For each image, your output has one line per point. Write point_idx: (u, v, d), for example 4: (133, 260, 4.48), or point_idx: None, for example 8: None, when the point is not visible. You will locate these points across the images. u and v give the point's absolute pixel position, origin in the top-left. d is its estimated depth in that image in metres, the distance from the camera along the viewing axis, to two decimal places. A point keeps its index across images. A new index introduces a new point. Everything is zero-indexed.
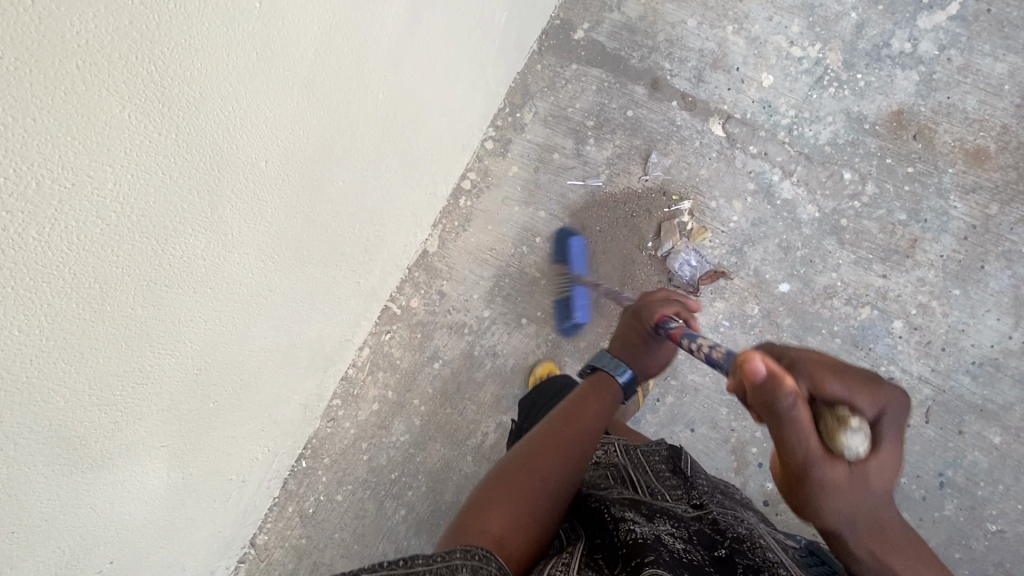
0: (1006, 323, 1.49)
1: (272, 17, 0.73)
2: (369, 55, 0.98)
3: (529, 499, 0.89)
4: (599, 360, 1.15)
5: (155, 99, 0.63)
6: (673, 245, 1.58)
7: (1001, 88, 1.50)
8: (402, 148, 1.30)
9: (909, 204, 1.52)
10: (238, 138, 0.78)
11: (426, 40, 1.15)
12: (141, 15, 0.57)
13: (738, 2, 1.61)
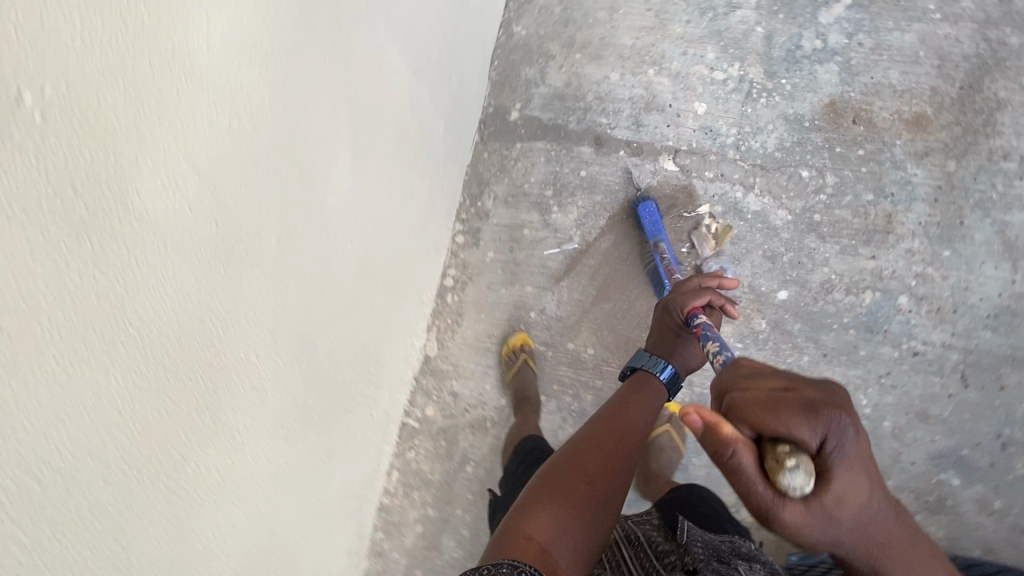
0: (1005, 270, 1.50)
1: (233, 228, 0.75)
2: (329, 215, 1.00)
3: (575, 500, 0.85)
4: (638, 361, 1.17)
5: (138, 352, 0.63)
6: (711, 251, 1.59)
7: (917, 56, 1.56)
8: (380, 277, 1.31)
9: (872, 184, 1.56)
10: (225, 347, 0.78)
11: (377, 176, 1.18)
12: (109, 287, 0.58)
13: (650, 45, 1.68)
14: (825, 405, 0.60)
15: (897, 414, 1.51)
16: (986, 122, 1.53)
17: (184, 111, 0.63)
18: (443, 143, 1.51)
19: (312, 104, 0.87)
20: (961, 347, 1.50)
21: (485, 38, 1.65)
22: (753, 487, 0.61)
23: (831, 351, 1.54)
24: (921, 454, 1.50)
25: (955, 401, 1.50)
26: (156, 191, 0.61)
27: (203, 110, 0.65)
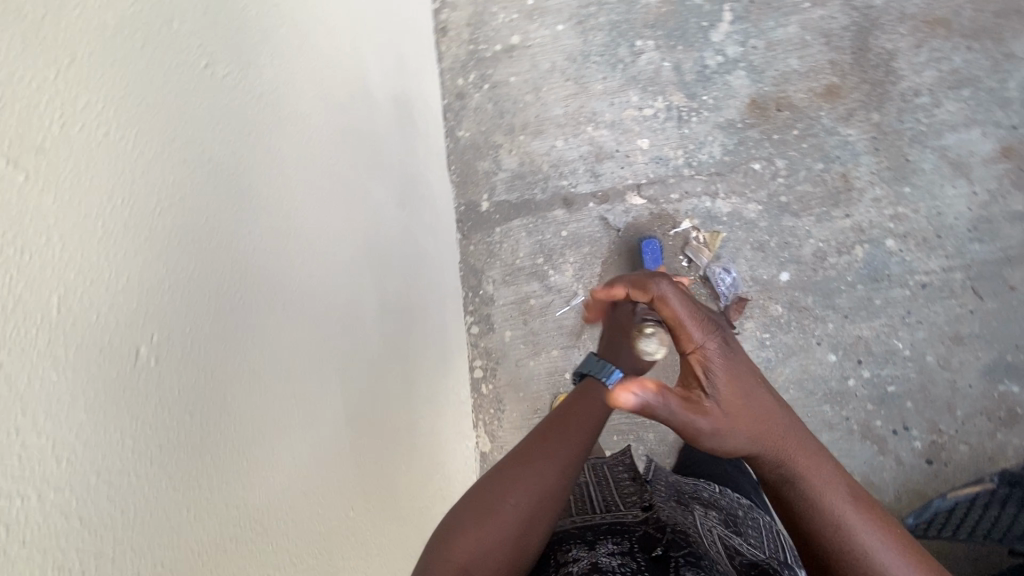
0: (963, 186, 1.63)
1: (298, 384, 0.80)
2: (371, 350, 1.07)
3: (484, 530, 0.77)
4: (585, 364, 0.99)
5: (250, 525, 0.65)
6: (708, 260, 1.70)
7: (805, 40, 1.76)
8: (424, 393, 1.37)
9: (817, 154, 1.70)
10: (318, 501, 0.80)
11: (396, 302, 1.27)
12: (219, 469, 0.62)
13: (580, 106, 1.86)
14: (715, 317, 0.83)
15: (934, 346, 1.57)
16: (888, 72, 1.71)
17: (244, 315, 0.70)
18: (433, 251, 1.61)
19: (327, 255, 0.96)
20: (961, 265, 1.59)
21: (437, 150, 1.81)
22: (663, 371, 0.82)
23: (849, 311, 1.62)
24: (973, 375, 1.55)
25: (979, 315, 1.57)
26: (237, 369, 0.67)
27: (257, 306, 0.73)
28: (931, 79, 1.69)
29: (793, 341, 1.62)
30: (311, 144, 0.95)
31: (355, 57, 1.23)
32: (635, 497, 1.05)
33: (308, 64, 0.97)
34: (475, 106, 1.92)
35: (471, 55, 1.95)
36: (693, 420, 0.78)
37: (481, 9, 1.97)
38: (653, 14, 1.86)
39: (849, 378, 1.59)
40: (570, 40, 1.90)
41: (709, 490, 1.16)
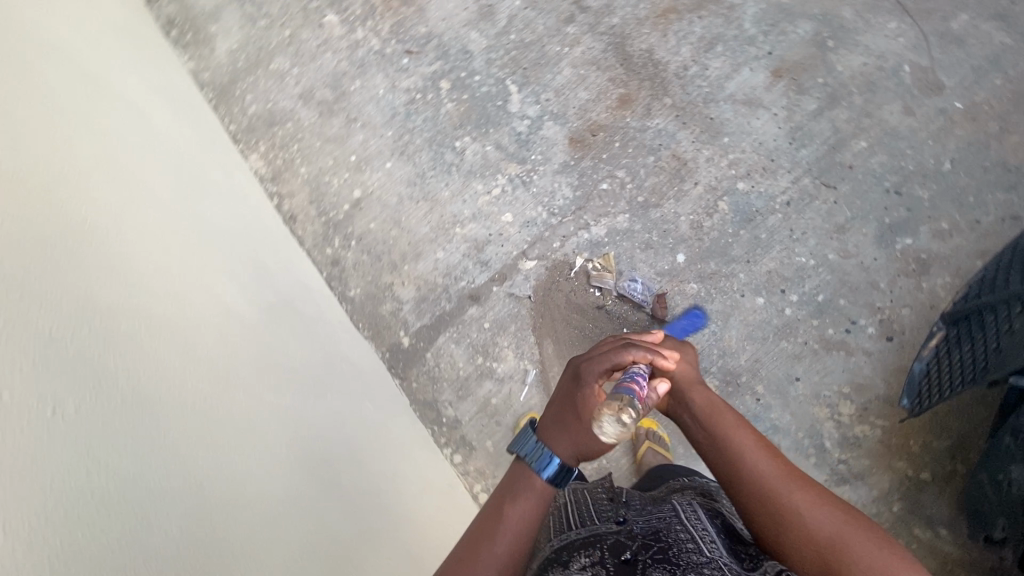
0: (764, 113, 1.85)
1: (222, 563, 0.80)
2: (314, 523, 1.05)
3: None
4: (522, 442, 1.00)
5: None
6: (615, 278, 1.80)
7: (581, 74, 2.02)
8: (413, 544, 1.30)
9: (645, 151, 1.90)
10: None
11: (338, 467, 1.26)
12: None
13: (440, 216, 1.99)
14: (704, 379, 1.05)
15: (829, 245, 1.71)
16: (655, 65, 1.97)
17: (212, 554, 0.80)
18: (371, 408, 1.60)
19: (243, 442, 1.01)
20: (804, 172, 1.78)
21: (337, 318, 1.86)
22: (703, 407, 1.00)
23: (748, 255, 1.74)
24: (872, 250, 1.68)
25: (843, 201, 1.74)
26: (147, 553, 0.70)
27: (165, 491, 0.78)
28: (690, 53, 1.95)
29: (722, 305, 1.71)
30: (184, 356, 1.02)
31: (210, 291, 1.28)
32: (610, 510, 1.10)
33: (171, 326, 1.05)
34: (352, 263, 2.01)
35: (326, 225, 2.06)
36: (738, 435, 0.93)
37: (316, 185, 2.11)
38: (456, 116, 2.08)
39: (785, 307, 1.67)
40: (403, 170, 2.06)
41: (681, 481, 1.27)
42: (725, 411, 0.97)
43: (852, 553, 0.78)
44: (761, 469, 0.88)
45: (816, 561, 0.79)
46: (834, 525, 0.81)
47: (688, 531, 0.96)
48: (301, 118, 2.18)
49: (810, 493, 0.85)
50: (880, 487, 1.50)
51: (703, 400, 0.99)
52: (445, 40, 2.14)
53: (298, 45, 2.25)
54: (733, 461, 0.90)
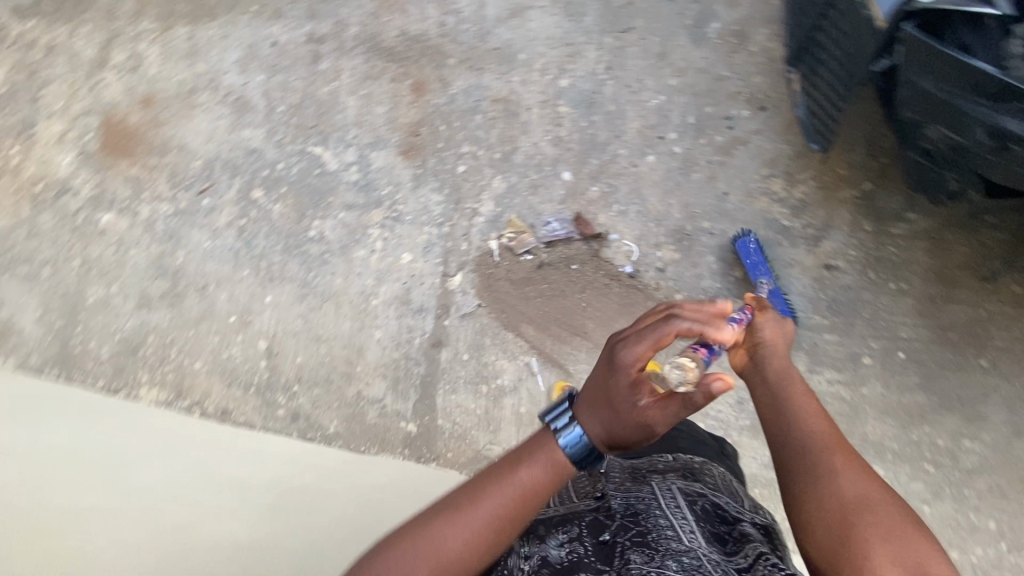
0: (532, 13, 1.87)
1: None
2: None
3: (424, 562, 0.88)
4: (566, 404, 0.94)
5: None
6: (533, 231, 1.78)
7: (363, 94, 1.96)
8: None
9: (468, 114, 1.88)
10: None
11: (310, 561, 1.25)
12: None
13: (349, 302, 1.88)
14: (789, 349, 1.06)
15: (664, 74, 1.76)
16: (416, 42, 1.95)
17: None
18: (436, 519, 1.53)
19: None
20: (599, 33, 1.82)
21: (313, 453, 1.73)
22: (779, 373, 1.01)
23: (613, 132, 1.77)
24: (697, 53, 1.75)
25: (646, 32, 1.79)
26: None
27: None
28: (436, 9, 1.95)
29: (627, 187, 1.74)
30: None
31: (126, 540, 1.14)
32: (587, 484, 1.08)
33: None
34: (311, 404, 1.86)
35: (261, 391, 1.90)
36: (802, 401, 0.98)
37: (223, 366, 1.94)
38: (292, 211, 1.96)
39: (674, 148, 1.72)
40: (285, 292, 1.93)
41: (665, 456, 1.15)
42: (799, 385, 1.00)
43: (874, 517, 0.84)
44: (810, 428, 0.94)
45: (838, 516, 0.85)
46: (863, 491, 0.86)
47: (664, 513, 0.98)
48: (159, 322, 2.02)
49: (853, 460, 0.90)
50: (846, 221, 1.59)
51: (785, 369, 1.01)
52: (224, 156, 2.05)
53: (100, 264, 2.08)
54: (790, 415, 0.97)
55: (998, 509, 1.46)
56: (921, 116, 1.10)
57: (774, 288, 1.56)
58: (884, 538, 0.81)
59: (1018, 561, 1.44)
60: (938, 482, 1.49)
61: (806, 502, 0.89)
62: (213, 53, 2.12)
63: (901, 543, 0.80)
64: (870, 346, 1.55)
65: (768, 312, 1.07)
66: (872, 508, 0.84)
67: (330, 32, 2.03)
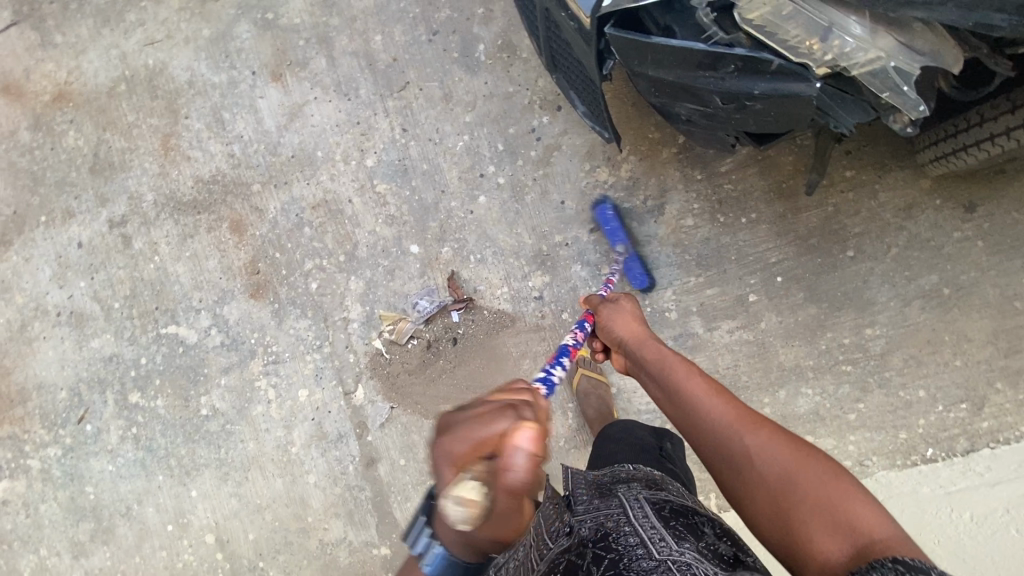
0: (310, 108, 1.80)
1: None
2: None
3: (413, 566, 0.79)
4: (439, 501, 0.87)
5: None
6: (407, 316, 1.73)
7: (188, 256, 1.86)
8: None
9: (295, 231, 1.80)
10: None
11: None
12: None
13: (271, 460, 1.80)
14: (639, 322, 1.23)
15: (457, 114, 1.72)
16: (214, 184, 1.85)
17: None
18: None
19: None
20: (380, 100, 1.76)
21: None
22: (643, 351, 1.14)
23: (437, 189, 1.73)
24: (477, 80, 1.71)
25: (424, 80, 1.74)
26: None
27: None
28: (216, 142, 1.85)
29: (474, 234, 1.71)
30: None
31: None
32: (555, 516, 1.02)
33: None
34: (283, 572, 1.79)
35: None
36: (669, 360, 1.08)
37: None
38: (176, 398, 1.86)
39: (498, 180, 1.69)
40: (207, 479, 1.84)
41: (626, 467, 1.17)
42: (672, 359, 1.09)
43: (797, 486, 0.82)
44: (712, 411, 0.95)
45: (767, 498, 0.84)
46: (778, 463, 0.85)
47: (633, 525, 0.93)
48: (102, 563, 1.91)
49: (761, 436, 0.89)
50: (678, 179, 1.60)
51: (651, 353, 1.12)
52: (86, 375, 1.93)
53: (21, 534, 1.96)
54: (693, 414, 0.98)
55: (921, 378, 1.51)
56: (666, 98, 1.10)
57: (632, 250, 1.61)
58: (816, 511, 0.79)
59: (957, 414, 1.49)
60: (861, 377, 1.53)
61: (742, 493, 0.87)
62: (25, 280, 1.97)
63: (831, 505, 0.78)
64: (750, 283, 1.57)
65: (608, 311, 1.26)
66: (793, 474, 0.83)
67: (128, 209, 1.91)
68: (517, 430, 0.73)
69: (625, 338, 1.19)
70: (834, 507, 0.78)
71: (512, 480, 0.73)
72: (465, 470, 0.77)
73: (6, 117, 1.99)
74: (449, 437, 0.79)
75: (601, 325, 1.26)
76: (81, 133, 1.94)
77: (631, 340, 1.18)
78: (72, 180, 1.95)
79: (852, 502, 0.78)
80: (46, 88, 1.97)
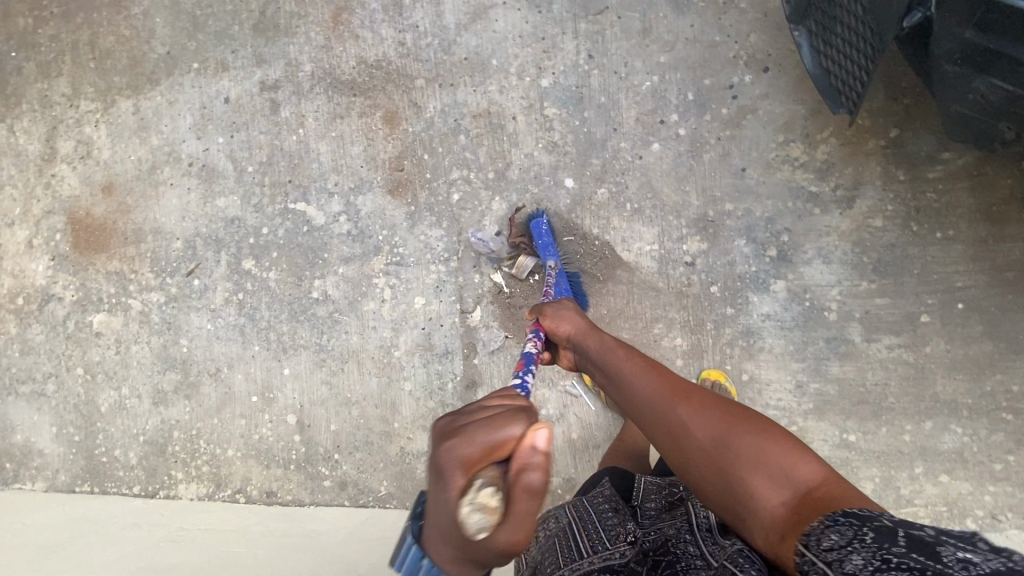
0: (495, 13, 1.70)
1: None
2: None
3: None
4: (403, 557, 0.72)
5: None
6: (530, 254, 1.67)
7: (334, 138, 1.81)
8: None
9: (450, 137, 1.73)
10: None
11: None
12: None
13: (370, 359, 1.77)
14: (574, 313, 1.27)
15: (652, 52, 1.60)
16: (377, 69, 1.78)
17: None
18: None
19: None
20: (571, 20, 1.66)
21: (375, 520, 1.72)
22: (587, 345, 1.20)
23: (609, 126, 1.63)
24: (682, 21, 1.59)
25: (624, 9, 1.62)
26: None
27: None
28: (389, 27, 1.78)
29: (637, 181, 1.61)
30: None
31: None
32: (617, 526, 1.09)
33: None
34: (357, 470, 1.78)
35: (303, 467, 1.82)
36: (612, 348, 1.17)
37: (256, 449, 1.86)
38: (289, 275, 1.84)
39: (679, 131, 1.58)
40: (301, 361, 1.82)
41: None
42: (615, 348, 1.17)
43: (730, 445, 0.94)
44: (643, 391, 1.08)
45: (705, 460, 0.95)
46: (715, 429, 0.97)
47: (694, 537, 0.98)
48: (180, 416, 1.93)
49: (689, 405, 1.02)
50: (877, 175, 1.48)
51: (596, 344, 1.19)
52: (204, 231, 1.91)
53: (108, 369, 1.99)
54: (629, 395, 1.10)
55: None
56: (968, 69, 0.99)
57: (562, 268, 1.59)
58: (754, 467, 0.90)
59: None
60: (1019, 429, 1.42)
61: (675, 456, 1.00)
62: (164, 122, 1.95)
63: (766, 462, 0.91)
64: (926, 302, 1.46)
65: (554, 314, 1.27)
66: (724, 435, 0.96)
67: (282, 75, 1.86)
68: (537, 429, 0.69)
69: (571, 331, 1.24)
70: (771, 463, 0.90)
71: (532, 481, 0.66)
72: (469, 470, 0.67)
73: None
74: (455, 438, 0.70)
75: (549, 322, 1.25)
76: None
77: (580, 334, 1.22)
78: (232, 33, 1.90)
79: (790, 459, 0.90)
80: None
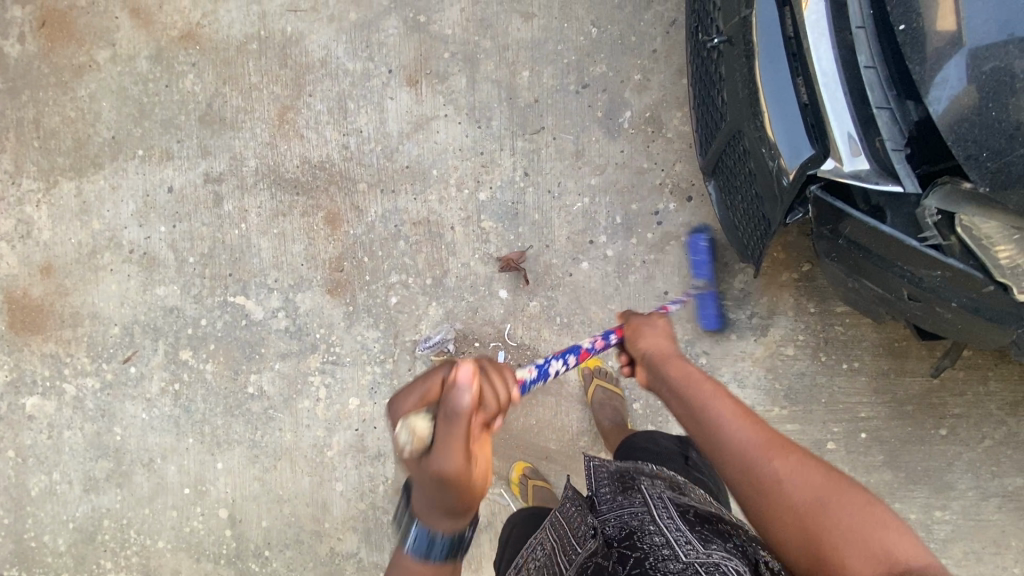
0: (436, 124, 1.75)
1: None
2: None
3: None
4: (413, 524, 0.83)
5: None
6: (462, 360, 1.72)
7: (275, 235, 1.83)
8: None
9: (389, 241, 1.77)
10: None
11: None
12: None
13: (304, 457, 1.78)
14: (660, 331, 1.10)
15: (584, 174, 1.66)
16: (321, 170, 1.81)
17: None
18: None
19: None
20: (509, 136, 1.71)
21: None
22: (666, 369, 0.98)
23: (542, 242, 1.68)
24: (614, 146, 1.65)
25: (560, 129, 1.68)
26: None
27: None
28: (334, 130, 1.80)
29: (566, 297, 1.67)
30: None
31: None
32: (581, 525, 1.04)
33: None
34: (287, 567, 1.79)
35: (234, 562, 1.82)
36: (694, 372, 0.96)
37: (187, 541, 1.86)
38: (226, 368, 1.84)
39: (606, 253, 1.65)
40: (235, 455, 1.83)
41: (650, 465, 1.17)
42: (699, 378, 0.94)
43: (831, 513, 0.72)
44: (732, 425, 0.84)
45: (796, 522, 0.74)
46: (817, 490, 0.75)
47: (659, 528, 0.92)
48: (111, 504, 1.91)
49: (787, 453, 0.80)
50: (790, 306, 1.56)
51: (677, 371, 0.97)
52: (142, 319, 1.91)
53: (38, 452, 1.96)
54: (710, 436, 0.86)
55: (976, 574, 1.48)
56: (843, 266, 1.16)
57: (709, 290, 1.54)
58: (855, 547, 0.68)
59: None
60: None
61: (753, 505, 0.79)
62: (106, 207, 1.95)
63: (868, 537, 0.69)
64: (832, 430, 1.53)
65: (640, 329, 1.09)
66: (827, 498, 0.74)
67: (227, 168, 1.87)
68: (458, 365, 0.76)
69: (649, 352, 1.04)
70: (875, 541, 0.68)
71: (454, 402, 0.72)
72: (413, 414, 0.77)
73: (129, 40, 1.95)
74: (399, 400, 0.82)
75: (630, 334, 1.08)
76: (199, 79, 1.90)
77: (664, 355, 1.03)
78: (178, 123, 1.90)
79: (886, 534, 0.69)
80: (177, 24, 1.92)
